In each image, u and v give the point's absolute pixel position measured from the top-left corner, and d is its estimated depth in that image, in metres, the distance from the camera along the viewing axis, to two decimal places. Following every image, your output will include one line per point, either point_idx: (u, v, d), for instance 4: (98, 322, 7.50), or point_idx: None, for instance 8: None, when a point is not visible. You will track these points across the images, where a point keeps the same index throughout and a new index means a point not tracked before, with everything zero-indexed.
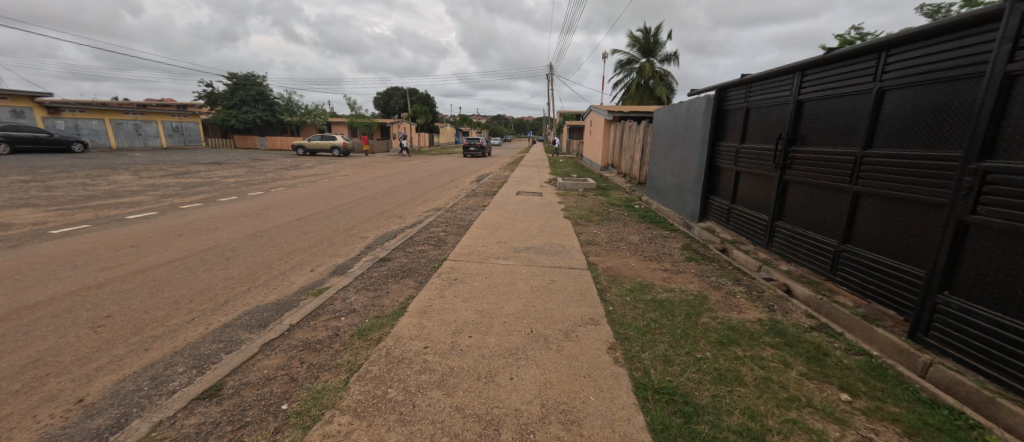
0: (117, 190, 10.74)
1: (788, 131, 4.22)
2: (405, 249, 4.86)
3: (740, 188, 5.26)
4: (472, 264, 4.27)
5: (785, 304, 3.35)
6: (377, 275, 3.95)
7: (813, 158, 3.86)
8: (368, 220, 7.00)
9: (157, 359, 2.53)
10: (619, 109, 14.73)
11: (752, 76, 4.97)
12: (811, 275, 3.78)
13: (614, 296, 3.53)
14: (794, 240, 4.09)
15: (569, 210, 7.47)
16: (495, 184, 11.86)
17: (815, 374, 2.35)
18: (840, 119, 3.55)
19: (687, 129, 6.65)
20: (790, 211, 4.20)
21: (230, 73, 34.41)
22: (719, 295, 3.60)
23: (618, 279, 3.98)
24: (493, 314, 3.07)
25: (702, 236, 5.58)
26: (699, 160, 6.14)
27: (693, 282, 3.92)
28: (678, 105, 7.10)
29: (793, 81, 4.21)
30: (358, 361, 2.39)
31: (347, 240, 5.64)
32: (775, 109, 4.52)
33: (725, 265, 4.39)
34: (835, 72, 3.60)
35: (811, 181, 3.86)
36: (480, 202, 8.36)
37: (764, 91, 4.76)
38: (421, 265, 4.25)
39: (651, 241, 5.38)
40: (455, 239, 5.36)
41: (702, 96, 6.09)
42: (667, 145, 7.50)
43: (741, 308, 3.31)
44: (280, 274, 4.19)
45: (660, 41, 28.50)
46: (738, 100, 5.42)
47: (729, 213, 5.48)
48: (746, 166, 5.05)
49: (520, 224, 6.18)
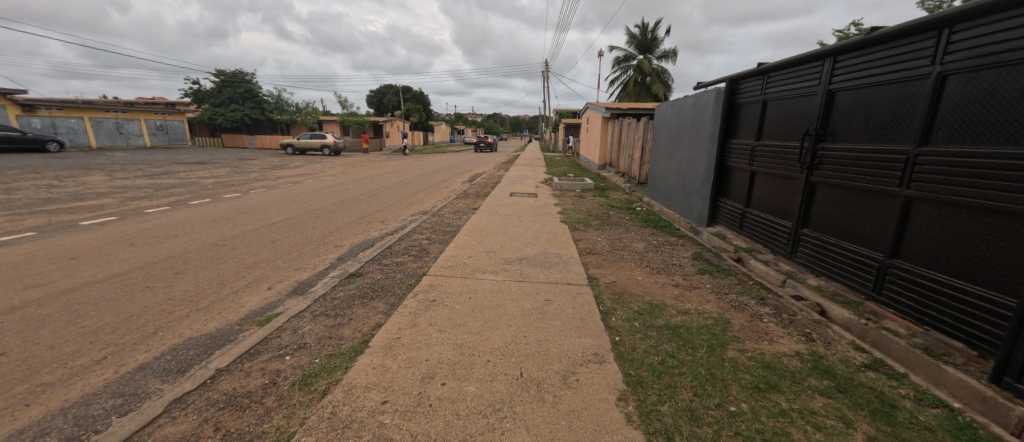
0: (84, 193, 10.07)
1: (815, 126, 3.69)
2: (380, 261, 4.27)
3: (755, 191, 4.74)
4: (455, 280, 3.70)
5: (825, 331, 2.81)
6: (342, 296, 3.36)
7: (847, 157, 3.33)
8: (347, 226, 6.38)
9: (31, 422, 1.94)
10: (618, 106, 14.16)
11: (769, 65, 4.44)
12: (847, 293, 3.25)
13: (620, 322, 2.97)
14: (825, 251, 3.57)
15: (566, 213, 6.90)
16: (488, 185, 11.29)
17: (888, 439, 1.81)
18: (884, 111, 3.03)
19: (693, 126, 6.12)
20: (819, 217, 3.68)
21: (219, 72, 33.57)
22: (744, 318, 3.05)
23: (623, 299, 3.42)
24: (475, 350, 2.50)
25: (712, 243, 5.06)
26: (708, 159, 5.61)
27: (711, 301, 3.37)
28: (683, 99, 6.56)
29: (821, 69, 3.68)
30: (290, 427, 1.81)
31: (318, 250, 5.04)
32: (799, 102, 3.99)
33: (744, 279, 3.86)
34: (877, 56, 3.07)
35: (845, 184, 3.33)
36: (470, 206, 7.78)
37: (784, 82, 4.23)
38: (396, 282, 3.67)
39: (657, 249, 4.83)
40: (439, 249, 4.77)
41: (711, 89, 5.55)
42: (670, 143, 6.97)
43: (772, 336, 2.77)
44: (229, 295, 3.59)
45: (658, 37, 28.02)
46: (752, 93, 4.89)
47: (742, 217, 4.95)
48: (763, 166, 4.53)
49: (512, 230, 5.60)
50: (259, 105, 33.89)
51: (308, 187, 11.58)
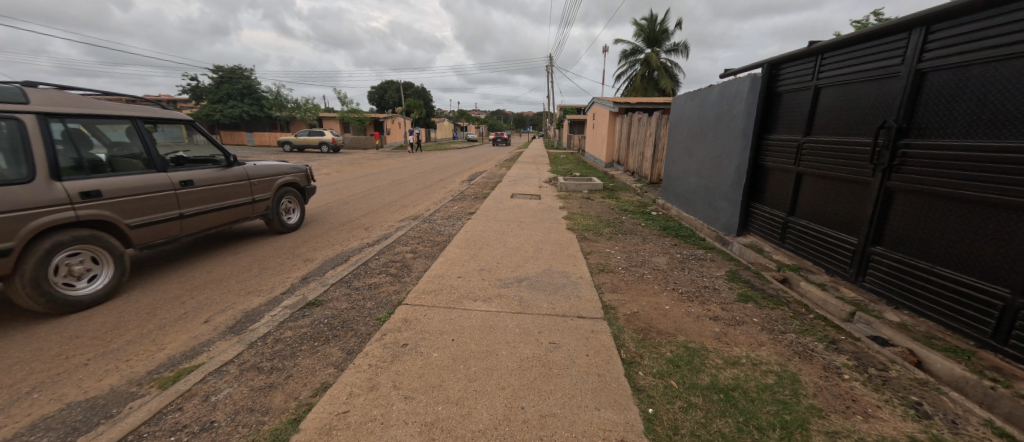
0: None
1: (895, 116, 2.89)
2: (349, 283, 3.52)
3: (802, 197, 3.95)
4: (437, 313, 2.94)
5: (940, 399, 2.03)
6: (290, 336, 2.60)
7: (949, 157, 2.55)
8: (325, 234, 5.64)
9: None
10: (627, 100, 13.32)
11: (823, 44, 3.64)
12: (949, 337, 2.48)
13: (651, 380, 2.21)
14: (911, 278, 2.79)
15: (573, 219, 6.12)
16: (488, 185, 10.50)
17: None
18: (1012, 96, 2.25)
19: (719, 119, 5.32)
20: (898, 234, 2.91)
21: (215, 67, 32.83)
22: (817, 374, 2.27)
23: (651, 340, 2.65)
24: (450, 437, 1.74)
25: (747, 258, 4.29)
26: (739, 157, 4.82)
27: (766, 344, 2.59)
28: (706, 90, 5.76)
29: (902, 44, 2.88)
30: None
31: (283, 265, 4.30)
32: (865, 87, 3.19)
33: (800, 309, 3.07)
34: (1004, 19, 2.27)
35: (947, 193, 2.56)
36: (465, 209, 7.02)
37: (843, 63, 3.44)
38: (362, 315, 2.91)
39: (683, 266, 4.05)
40: (424, 267, 4.01)
41: (743, 76, 4.74)
42: (691, 140, 6.18)
43: (866, 406, 2.00)
44: (152, 332, 2.85)
45: (667, 30, 27.03)
46: (796, 79, 4.10)
47: (785, 227, 4.18)
48: (815, 167, 3.73)
49: (512, 241, 4.85)
50: (258, 101, 33.27)
51: None
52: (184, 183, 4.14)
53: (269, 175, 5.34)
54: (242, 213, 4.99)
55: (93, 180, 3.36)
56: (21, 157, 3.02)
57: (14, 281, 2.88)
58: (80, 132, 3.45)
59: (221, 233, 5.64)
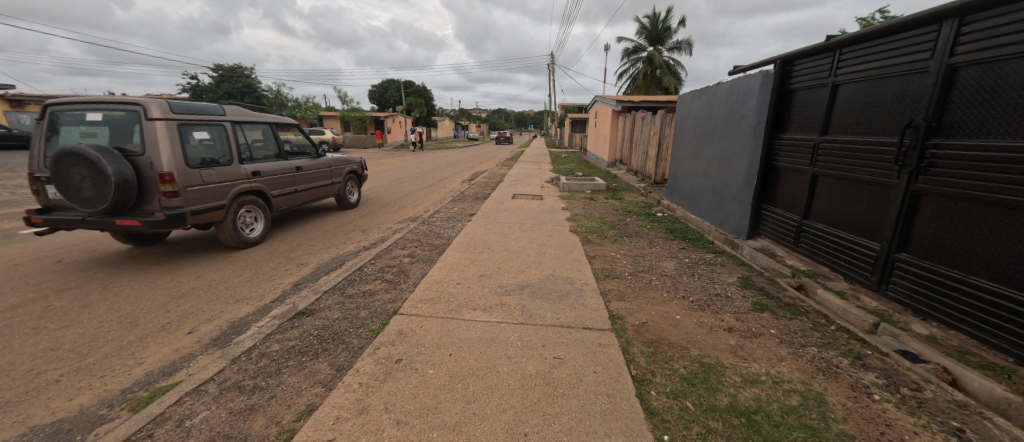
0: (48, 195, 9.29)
1: (923, 114, 2.71)
2: (343, 291, 3.35)
3: (818, 199, 3.77)
4: (435, 324, 2.77)
5: (983, 425, 1.85)
6: (276, 350, 2.43)
7: (985, 158, 2.37)
8: (321, 237, 5.48)
9: None
10: (630, 99, 13.14)
11: (842, 38, 3.45)
12: (985, 353, 2.30)
13: (666, 402, 2.03)
14: (941, 288, 2.61)
15: (576, 220, 5.95)
16: (488, 186, 10.33)
17: None
18: None
19: (728, 118, 5.13)
20: (926, 240, 2.72)
21: (216, 66, 32.72)
22: (845, 394, 2.09)
23: (662, 355, 2.48)
24: None
25: (759, 263, 4.11)
26: (750, 157, 4.64)
27: (787, 359, 2.41)
28: (714, 87, 5.58)
29: (930, 37, 2.70)
30: None
31: (276, 270, 4.13)
32: (889, 83, 3.01)
33: (820, 320, 2.89)
34: None
35: (983, 198, 2.38)
36: (465, 211, 6.85)
37: (864, 58, 3.25)
38: (355, 326, 2.74)
39: (692, 272, 3.88)
40: (421, 272, 3.85)
41: (754, 73, 4.55)
42: (698, 139, 5.99)
43: (902, 433, 1.82)
44: (131, 345, 2.68)
45: (669, 28, 26.79)
46: (811, 76, 3.91)
47: (799, 231, 3.99)
48: (833, 168, 3.55)
49: (513, 244, 4.67)
50: (258, 100, 33.12)
51: None
52: (298, 168, 5.91)
53: (339, 163, 6.95)
54: (316, 193, 6.31)
55: (256, 164, 5.12)
56: (225, 151, 4.75)
57: (227, 225, 4.65)
58: (240, 134, 5.04)
59: (294, 213, 7.14)
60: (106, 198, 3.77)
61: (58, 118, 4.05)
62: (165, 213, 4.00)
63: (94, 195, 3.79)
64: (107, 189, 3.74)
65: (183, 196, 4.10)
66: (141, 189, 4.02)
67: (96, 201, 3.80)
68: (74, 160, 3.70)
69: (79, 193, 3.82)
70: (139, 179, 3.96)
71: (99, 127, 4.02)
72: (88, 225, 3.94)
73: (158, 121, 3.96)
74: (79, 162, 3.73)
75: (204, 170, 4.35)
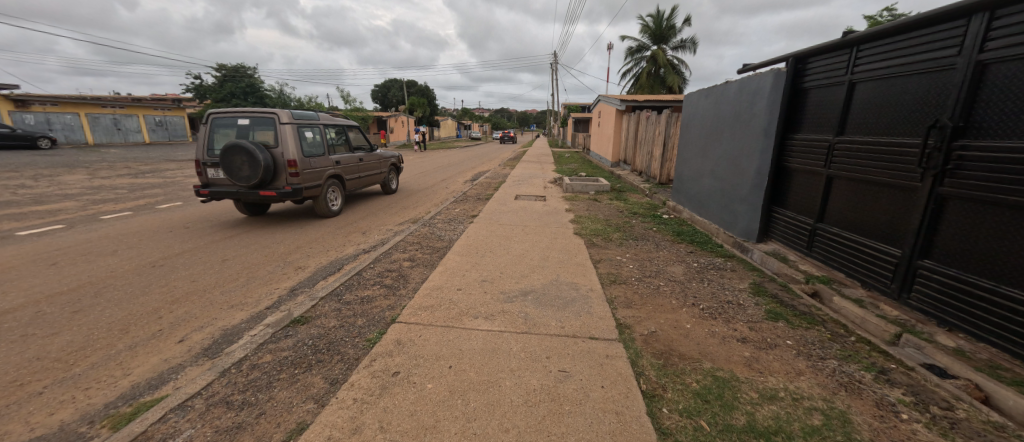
0: (48, 195, 9.23)
1: (950, 114, 2.57)
2: (340, 296, 3.24)
3: (834, 203, 3.63)
4: (434, 333, 2.66)
5: None
6: (268, 361, 2.33)
7: (1018, 161, 2.23)
8: (320, 239, 5.38)
9: None
10: (634, 98, 13.00)
11: (859, 35, 3.31)
12: (1019, 369, 2.16)
13: (679, 421, 1.91)
14: (970, 297, 2.47)
15: (580, 222, 5.83)
16: (491, 186, 10.22)
17: None
18: None
19: (737, 118, 5.00)
20: (952, 247, 2.58)
21: (219, 66, 32.77)
22: (870, 413, 1.96)
23: (674, 367, 2.35)
24: None
25: (771, 268, 3.97)
26: (760, 158, 4.50)
27: (806, 373, 2.28)
28: (722, 86, 5.44)
29: (958, 32, 2.56)
30: None
31: (273, 274, 4.03)
32: (911, 81, 2.87)
33: (839, 330, 2.75)
34: None
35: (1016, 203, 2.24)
36: (467, 212, 6.74)
37: (884, 56, 3.12)
38: (351, 335, 2.64)
39: (701, 277, 3.75)
40: (421, 277, 3.73)
41: (765, 71, 4.42)
42: (705, 139, 5.86)
43: None
44: (120, 354, 2.58)
45: (673, 27, 26.57)
46: (825, 74, 3.78)
47: (812, 235, 3.85)
48: (850, 171, 3.41)
49: (516, 248, 4.56)
50: (261, 100, 33.14)
51: None
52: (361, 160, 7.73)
53: (382, 155, 8.54)
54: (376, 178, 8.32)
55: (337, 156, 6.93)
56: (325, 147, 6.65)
57: (320, 197, 6.38)
58: (328, 132, 6.83)
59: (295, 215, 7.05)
60: (259, 176, 5.62)
61: (215, 121, 5.95)
62: (292, 187, 5.79)
63: (246, 175, 5.59)
64: (257, 170, 5.50)
65: (302, 175, 5.93)
66: (276, 169, 5.86)
67: (246, 178, 5.59)
68: (235, 151, 5.45)
69: (236, 173, 5.62)
70: (273, 164, 5.74)
71: (241, 129, 5.88)
72: (236, 196, 5.77)
73: (287, 125, 5.80)
74: (240, 152, 5.54)
75: (313, 159, 6.18)
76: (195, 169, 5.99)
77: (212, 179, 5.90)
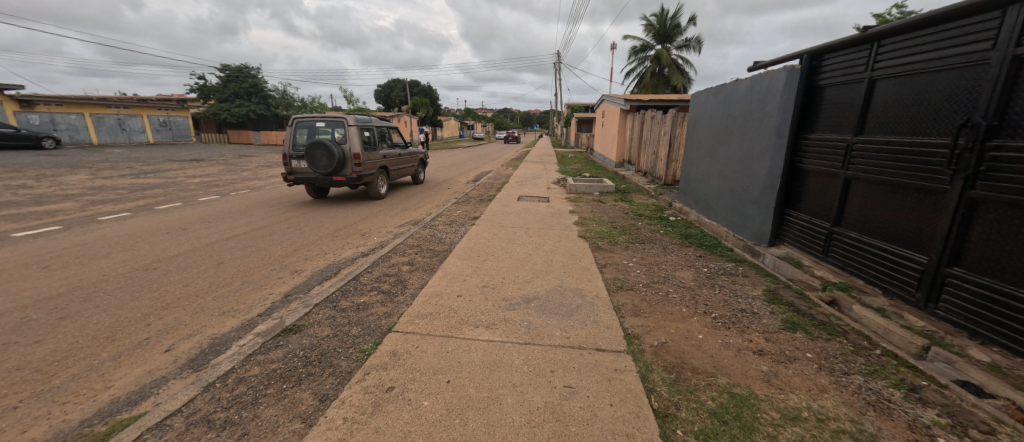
0: (48, 195, 9.18)
1: (983, 112, 2.41)
2: (335, 303, 3.11)
3: (852, 205, 3.46)
4: (432, 344, 2.52)
5: None
6: (256, 374, 2.20)
7: None
8: (318, 241, 5.26)
9: None
10: (639, 98, 12.83)
11: (880, 29, 3.15)
12: None
13: None
14: (1005, 309, 2.31)
15: (585, 224, 5.68)
16: (493, 187, 10.09)
17: None
18: None
19: (747, 117, 4.83)
20: (986, 255, 2.42)
21: (223, 66, 32.84)
22: (903, 436, 1.80)
23: (687, 383, 2.20)
24: None
25: (785, 274, 3.81)
26: (772, 159, 4.33)
27: (830, 390, 2.12)
28: (731, 84, 5.28)
29: (992, 24, 2.39)
30: None
31: (267, 278, 3.91)
32: (939, 78, 2.71)
33: (862, 343, 2.59)
34: None
35: None
36: (469, 213, 6.60)
37: (908, 51, 2.96)
38: (345, 346, 2.50)
39: (712, 283, 3.59)
40: (420, 282, 3.59)
41: (777, 68, 4.25)
42: (714, 139, 5.69)
43: None
44: (103, 365, 2.46)
45: (678, 26, 26.33)
46: (842, 71, 3.61)
47: (829, 239, 3.69)
48: (871, 172, 3.24)
49: (519, 251, 4.42)
50: (264, 100, 33.16)
51: (295, 189, 10.44)
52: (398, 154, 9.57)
53: (415, 152, 10.58)
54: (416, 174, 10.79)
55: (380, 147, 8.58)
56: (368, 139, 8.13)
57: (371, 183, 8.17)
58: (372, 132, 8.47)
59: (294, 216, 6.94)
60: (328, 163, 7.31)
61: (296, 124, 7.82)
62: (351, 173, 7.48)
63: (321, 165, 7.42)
64: (332, 161, 7.30)
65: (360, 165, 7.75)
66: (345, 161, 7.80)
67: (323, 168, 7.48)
68: (316, 146, 7.24)
69: (317, 165, 7.56)
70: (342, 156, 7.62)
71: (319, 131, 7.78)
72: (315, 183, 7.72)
73: (354, 127, 7.74)
74: (320, 149, 7.42)
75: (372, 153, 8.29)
76: (283, 162, 7.80)
77: (294, 169, 7.71)
